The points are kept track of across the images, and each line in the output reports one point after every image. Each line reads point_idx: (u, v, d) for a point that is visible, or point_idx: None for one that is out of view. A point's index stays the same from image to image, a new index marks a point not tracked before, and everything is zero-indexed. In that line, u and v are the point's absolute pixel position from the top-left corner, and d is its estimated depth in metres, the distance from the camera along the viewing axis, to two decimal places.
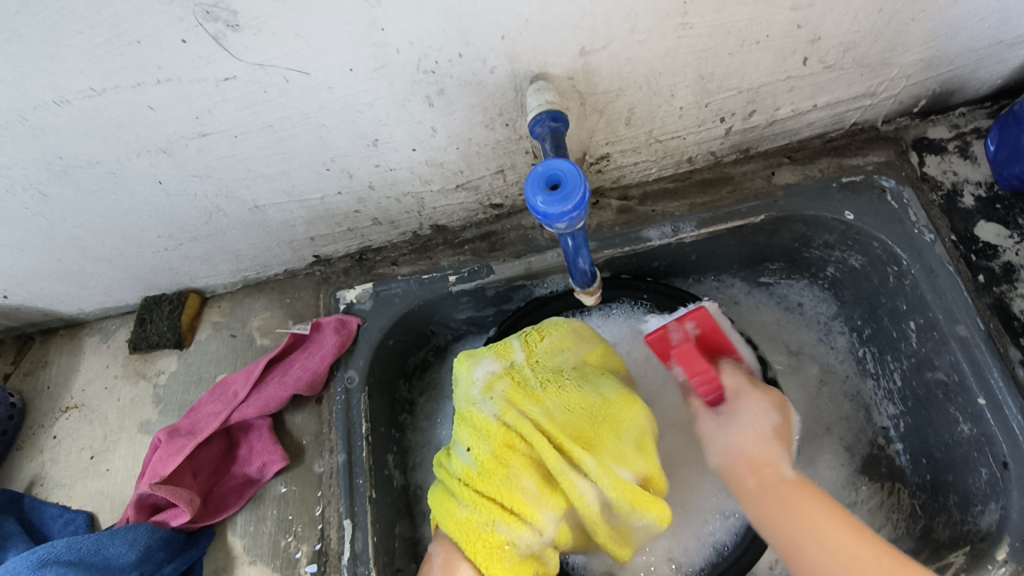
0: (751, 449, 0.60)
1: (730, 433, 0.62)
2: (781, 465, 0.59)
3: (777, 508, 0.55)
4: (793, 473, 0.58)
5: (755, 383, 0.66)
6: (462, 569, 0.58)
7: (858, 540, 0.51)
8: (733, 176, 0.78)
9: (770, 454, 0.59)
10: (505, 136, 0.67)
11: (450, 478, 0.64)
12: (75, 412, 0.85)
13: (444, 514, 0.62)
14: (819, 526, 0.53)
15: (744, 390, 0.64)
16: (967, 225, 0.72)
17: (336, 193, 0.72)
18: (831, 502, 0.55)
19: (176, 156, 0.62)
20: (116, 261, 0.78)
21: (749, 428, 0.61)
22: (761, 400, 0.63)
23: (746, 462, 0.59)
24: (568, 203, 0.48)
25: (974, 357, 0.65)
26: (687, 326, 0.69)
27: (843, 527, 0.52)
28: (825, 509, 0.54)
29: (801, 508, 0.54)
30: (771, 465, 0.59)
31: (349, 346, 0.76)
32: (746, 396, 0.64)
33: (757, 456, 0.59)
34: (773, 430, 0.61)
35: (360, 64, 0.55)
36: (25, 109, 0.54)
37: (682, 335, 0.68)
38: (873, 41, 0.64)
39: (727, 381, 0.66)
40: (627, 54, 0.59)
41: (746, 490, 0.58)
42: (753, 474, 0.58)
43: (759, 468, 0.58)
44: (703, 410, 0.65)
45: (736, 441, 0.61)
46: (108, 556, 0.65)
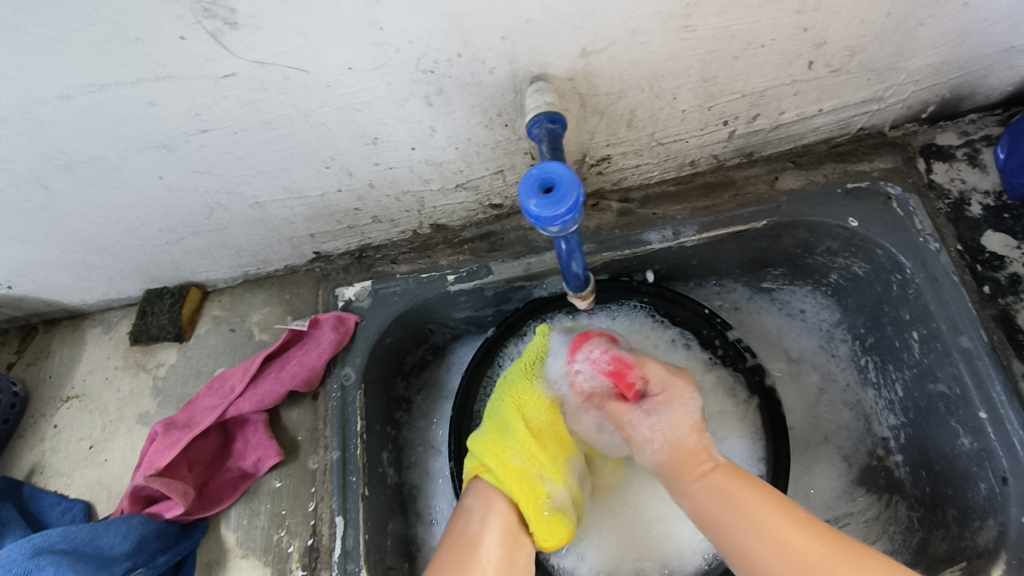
0: (685, 446, 0.60)
1: (660, 431, 0.61)
2: (714, 453, 0.60)
3: (720, 502, 0.56)
4: (725, 461, 0.59)
5: (669, 368, 0.66)
6: (501, 501, 0.62)
7: (788, 521, 0.53)
8: (736, 180, 0.77)
9: (700, 448, 0.60)
10: (505, 137, 0.67)
11: (505, 425, 0.68)
12: (76, 402, 0.86)
13: (492, 460, 0.65)
14: (759, 518, 0.53)
15: (670, 382, 0.63)
16: (973, 235, 0.71)
17: (336, 191, 0.72)
18: (760, 488, 0.56)
19: (177, 152, 0.63)
20: (119, 254, 0.79)
21: (679, 420, 0.61)
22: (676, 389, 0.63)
23: (681, 461, 0.59)
24: (561, 207, 0.48)
25: (976, 370, 0.64)
26: (593, 353, 0.67)
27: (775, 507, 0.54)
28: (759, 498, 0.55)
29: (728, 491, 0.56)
30: (703, 458, 0.59)
31: (346, 343, 0.77)
32: (668, 387, 0.63)
33: (690, 453, 0.60)
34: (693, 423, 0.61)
35: (358, 63, 0.55)
36: (26, 103, 0.54)
37: (596, 358, 0.67)
38: (881, 46, 0.63)
39: (649, 372, 0.64)
40: (628, 57, 0.59)
41: (688, 488, 0.58)
42: (690, 473, 0.59)
43: (693, 460, 0.59)
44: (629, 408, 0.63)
45: (665, 441, 0.61)
46: (101, 546, 0.66)
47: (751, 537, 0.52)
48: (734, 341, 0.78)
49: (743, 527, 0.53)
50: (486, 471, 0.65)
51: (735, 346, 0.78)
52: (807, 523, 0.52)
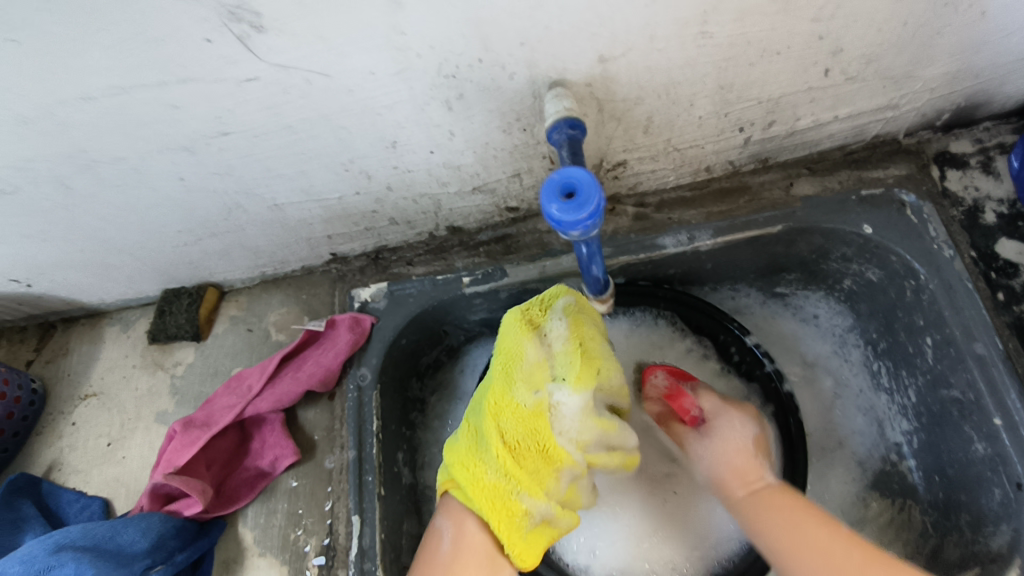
0: (737, 461, 0.63)
1: (711, 452, 0.64)
2: (765, 473, 0.61)
3: (764, 511, 0.57)
4: (776, 481, 0.60)
5: (728, 400, 0.69)
6: (472, 521, 0.60)
7: (824, 526, 0.53)
8: (751, 185, 0.78)
9: (753, 467, 0.62)
10: (523, 141, 0.67)
11: (479, 435, 0.63)
12: (94, 400, 0.87)
13: (464, 479, 0.62)
14: (797, 526, 0.54)
15: (722, 411, 0.66)
16: (987, 243, 0.71)
17: (355, 194, 0.73)
18: (805, 503, 0.57)
19: (199, 154, 0.64)
20: (137, 253, 0.80)
21: (731, 440, 0.64)
22: (736, 415, 0.66)
23: (733, 475, 0.62)
24: (582, 211, 0.48)
25: (990, 376, 0.64)
26: (657, 380, 0.74)
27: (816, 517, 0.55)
28: (802, 508, 0.56)
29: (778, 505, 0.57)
30: (756, 474, 0.61)
31: (363, 344, 0.77)
32: (724, 414, 0.66)
33: (742, 470, 0.62)
34: (752, 442, 0.64)
35: (381, 67, 0.55)
36: (54, 104, 0.55)
37: (663, 384, 0.72)
38: (896, 54, 0.64)
39: (704, 404, 0.68)
40: (646, 63, 0.59)
41: (734, 501, 0.61)
42: (741, 484, 0.61)
43: (746, 477, 0.61)
44: (687, 432, 0.67)
45: (716, 457, 0.64)
46: (121, 543, 0.66)
47: (787, 540, 0.54)
48: (752, 346, 0.78)
49: (780, 531, 0.55)
50: (460, 488, 0.63)
51: (751, 351, 0.78)
52: (842, 532, 0.53)
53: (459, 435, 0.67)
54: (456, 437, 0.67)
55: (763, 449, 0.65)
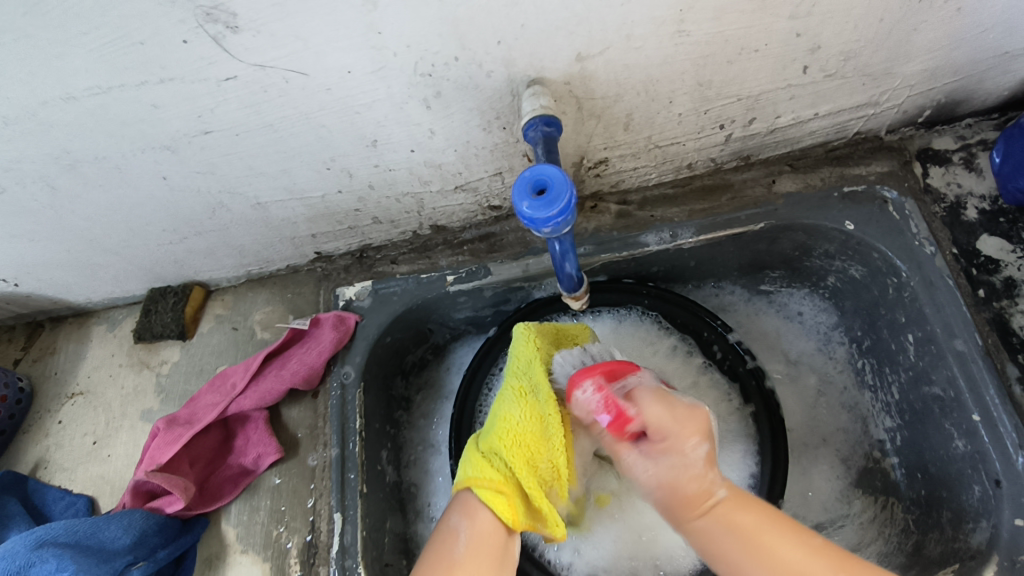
0: (688, 484, 0.54)
1: (659, 475, 0.55)
2: (716, 488, 0.54)
3: (734, 541, 0.51)
4: (726, 493, 0.54)
5: (678, 408, 0.57)
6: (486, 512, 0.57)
7: (805, 550, 0.50)
8: (733, 183, 0.78)
9: (705, 484, 0.54)
10: (503, 139, 0.68)
11: (545, 418, 0.63)
12: (80, 398, 0.87)
13: (519, 455, 0.60)
14: (774, 553, 0.50)
15: (672, 430, 0.56)
16: (969, 239, 0.71)
17: (337, 192, 0.73)
18: (774, 517, 0.52)
19: (180, 153, 0.64)
20: (123, 252, 0.80)
21: (681, 464, 0.55)
22: (688, 425, 0.56)
23: (682, 501, 0.54)
24: (553, 209, 0.48)
25: (970, 373, 0.64)
26: (582, 393, 0.58)
27: (794, 538, 0.51)
28: (769, 524, 0.52)
29: (747, 528, 0.52)
30: (708, 493, 0.54)
31: (347, 342, 0.78)
32: (675, 434, 0.56)
33: (691, 495, 0.54)
34: (708, 458, 0.55)
35: (358, 66, 0.56)
36: (33, 104, 0.55)
37: (593, 397, 0.58)
38: (875, 51, 0.64)
39: (649, 415, 0.57)
40: (623, 61, 0.60)
41: (693, 528, 0.54)
42: (693, 510, 0.54)
43: (696, 502, 0.54)
44: (625, 447, 0.58)
45: (666, 479, 0.55)
46: (103, 539, 0.67)
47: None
48: (734, 343, 0.78)
49: (759, 567, 0.50)
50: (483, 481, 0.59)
51: (735, 348, 0.78)
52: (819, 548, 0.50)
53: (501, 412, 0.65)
54: (509, 406, 0.64)
55: (714, 462, 0.56)
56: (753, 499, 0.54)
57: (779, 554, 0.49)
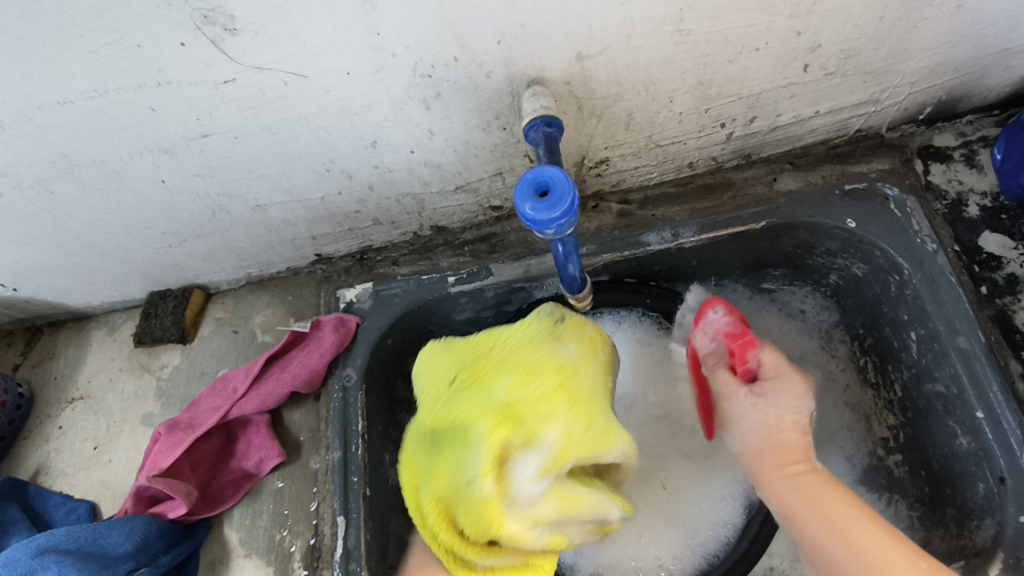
0: (779, 438, 0.59)
1: (758, 419, 0.60)
2: (808, 458, 0.58)
3: (809, 505, 0.54)
4: (819, 468, 0.57)
5: (792, 366, 0.64)
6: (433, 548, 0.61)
7: (884, 537, 0.50)
8: (734, 181, 0.78)
9: (800, 446, 0.58)
10: (503, 140, 0.67)
11: (451, 444, 0.53)
12: (80, 403, 0.87)
13: (432, 508, 0.52)
14: (849, 526, 0.51)
15: (785, 373, 0.62)
16: (971, 236, 0.71)
17: (337, 194, 0.73)
18: (851, 494, 0.54)
19: (178, 156, 0.63)
20: (122, 256, 0.79)
21: (778, 414, 0.60)
22: (795, 383, 0.61)
23: (774, 452, 0.58)
24: (556, 210, 0.48)
25: (973, 370, 0.64)
26: (711, 315, 0.69)
27: (871, 518, 0.52)
28: (850, 503, 0.53)
29: (829, 497, 0.54)
30: (798, 457, 0.58)
31: (348, 344, 0.77)
32: (784, 380, 0.62)
33: (783, 448, 0.58)
34: (806, 421, 0.60)
35: (357, 68, 0.55)
36: (30, 108, 0.55)
37: (720, 320, 0.68)
38: (875, 48, 0.64)
39: (765, 360, 0.63)
40: (623, 60, 0.59)
41: (771, 483, 0.57)
42: (781, 468, 0.57)
43: (785, 460, 0.58)
44: (733, 381, 0.63)
45: (761, 426, 0.60)
46: (105, 545, 0.66)
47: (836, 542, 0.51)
48: None
49: (831, 534, 0.51)
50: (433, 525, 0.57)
51: None
52: (899, 541, 0.50)
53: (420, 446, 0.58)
54: (416, 441, 0.58)
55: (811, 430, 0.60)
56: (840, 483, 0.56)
57: (852, 528, 0.51)
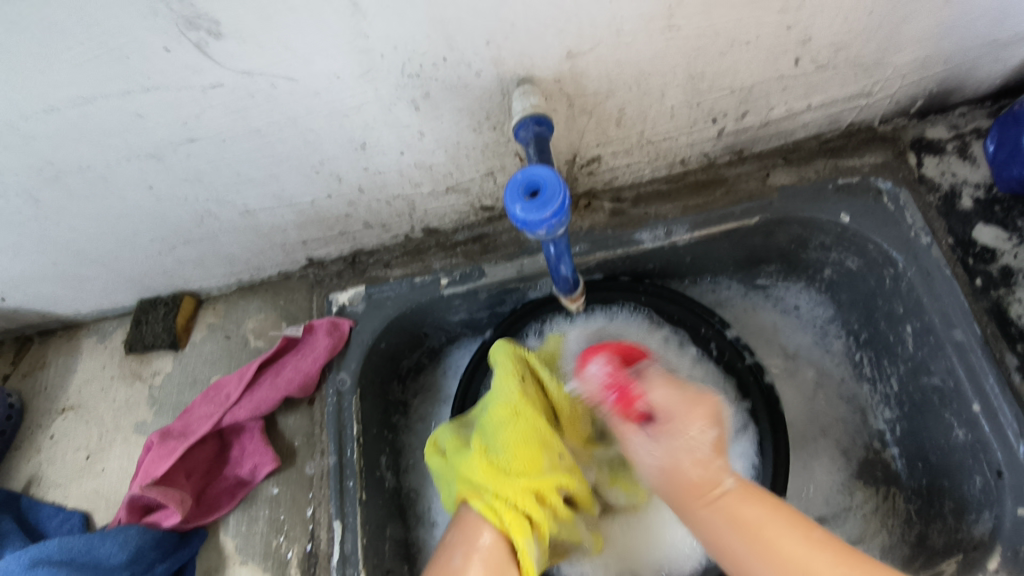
0: (692, 471, 0.55)
1: (658, 457, 0.56)
2: (723, 476, 0.54)
3: (732, 529, 0.51)
4: (735, 483, 0.54)
5: (688, 393, 0.58)
6: (490, 536, 0.57)
7: (806, 544, 0.49)
8: (728, 177, 0.77)
9: (711, 473, 0.54)
10: (494, 139, 0.67)
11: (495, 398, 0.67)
12: (72, 412, 0.86)
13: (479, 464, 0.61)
14: (771, 543, 0.49)
15: (676, 412, 0.56)
16: (964, 229, 0.71)
17: (326, 197, 0.72)
18: (776, 506, 0.52)
19: (165, 162, 0.63)
20: (111, 264, 0.79)
21: (682, 451, 0.55)
22: (693, 411, 0.56)
23: (682, 490, 0.55)
24: (546, 210, 0.47)
25: (969, 363, 0.63)
26: (592, 369, 0.62)
27: (801, 536, 0.50)
28: (774, 518, 0.51)
29: (750, 520, 0.51)
30: (714, 481, 0.54)
31: (340, 348, 0.76)
32: (680, 414, 0.56)
33: (693, 482, 0.54)
34: (711, 446, 0.55)
35: (344, 70, 0.55)
36: (15, 118, 0.54)
37: (601, 376, 0.61)
38: (867, 41, 0.63)
39: (655, 397, 0.58)
40: (613, 57, 0.59)
41: (693, 516, 0.54)
42: (697, 499, 0.54)
43: (700, 490, 0.54)
44: (630, 430, 0.59)
45: (664, 464, 0.56)
46: (98, 556, 0.66)
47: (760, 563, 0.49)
48: (731, 339, 0.78)
49: (753, 555, 0.50)
50: (477, 488, 0.59)
51: (732, 344, 0.78)
52: (827, 545, 0.49)
53: (495, 395, 0.68)
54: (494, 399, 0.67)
55: (723, 450, 0.56)
56: (759, 489, 0.54)
57: (784, 554, 0.49)
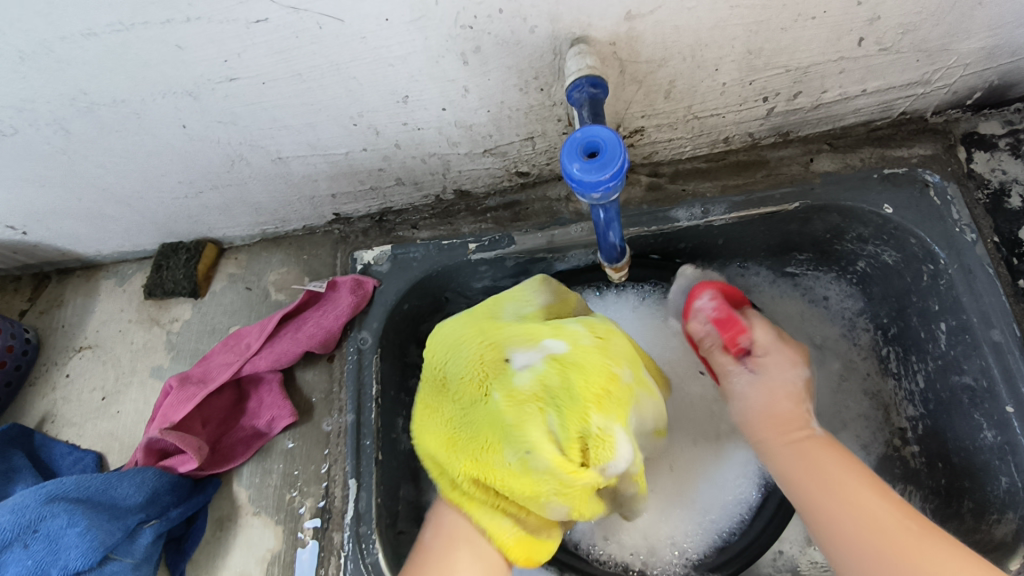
0: (776, 408, 0.64)
1: (756, 389, 0.65)
2: (809, 423, 0.63)
3: (813, 469, 0.59)
4: (819, 433, 0.62)
5: (782, 337, 0.68)
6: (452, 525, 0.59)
7: (880, 496, 0.55)
8: (769, 160, 0.76)
9: (797, 414, 0.64)
10: (539, 102, 0.65)
11: (456, 359, 0.61)
12: (88, 352, 0.85)
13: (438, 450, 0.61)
14: (850, 488, 0.56)
15: (775, 349, 0.67)
16: (1011, 227, 0.69)
17: (361, 150, 0.71)
18: (852, 460, 0.59)
19: (202, 101, 0.61)
20: (136, 204, 0.77)
21: (777, 386, 0.65)
22: (786, 356, 0.66)
23: (772, 423, 0.63)
24: (605, 171, 0.46)
25: (1007, 364, 0.63)
26: (701, 301, 0.71)
27: (873, 487, 0.56)
28: (847, 467, 0.58)
29: (827, 465, 0.58)
30: (798, 425, 0.63)
31: (364, 306, 0.75)
32: (777, 353, 0.66)
33: (784, 417, 0.63)
34: (796, 389, 0.65)
35: (396, 14, 0.52)
36: (50, 39, 0.52)
37: (709, 307, 0.70)
38: (935, 25, 0.61)
39: (758, 336, 0.67)
40: (674, 22, 0.56)
41: (773, 449, 0.63)
42: (782, 434, 0.63)
43: (786, 427, 0.63)
44: (732, 361, 0.67)
45: (760, 398, 0.65)
46: (115, 496, 0.66)
47: (839, 502, 0.55)
48: None
49: (830, 493, 0.56)
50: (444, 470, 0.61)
51: None
52: (898, 503, 0.55)
53: (459, 356, 0.61)
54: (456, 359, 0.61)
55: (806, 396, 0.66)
56: (838, 448, 0.61)
57: (857, 496, 0.55)
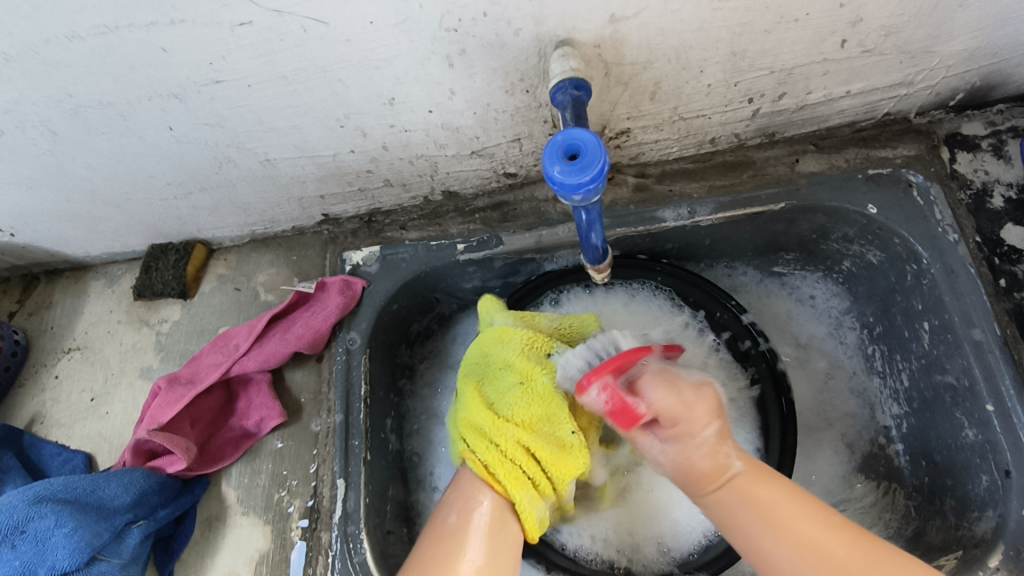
0: (702, 462, 0.55)
1: (670, 454, 0.57)
2: (729, 460, 0.55)
3: (749, 512, 0.53)
4: (742, 466, 0.55)
5: (685, 394, 0.56)
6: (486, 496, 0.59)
7: (822, 526, 0.50)
8: (755, 161, 0.76)
9: (717, 459, 0.55)
10: (525, 103, 0.65)
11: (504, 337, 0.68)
12: (77, 354, 0.85)
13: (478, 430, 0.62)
14: (792, 522, 0.51)
15: (683, 415, 0.56)
16: (992, 228, 0.70)
17: (349, 151, 0.71)
18: (794, 490, 0.53)
19: (188, 103, 0.61)
20: (124, 205, 0.77)
21: (699, 449, 0.55)
22: (698, 411, 0.56)
23: (689, 478, 0.56)
24: (585, 174, 0.47)
25: (987, 363, 0.63)
26: (591, 395, 0.56)
27: (815, 519, 0.51)
28: (781, 499, 0.52)
29: (762, 501, 0.53)
30: (722, 467, 0.55)
31: (352, 307, 0.76)
32: (687, 417, 0.56)
33: (703, 471, 0.55)
34: (717, 433, 0.56)
35: (380, 17, 0.53)
36: (34, 41, 0.52)
37: (602, 402, 0.56)
38: (917, 27, 0.61)
39: (657, 402, 0.56)
40: (657, 25, 0.57)
41: (704, 497, 0.56)
42: (710, 483, 0.55)
43: (710, 476, 0.55)
44: (643, 432, 0.58)
45: (676, 467, 0.57)
46: (104, 497, 0.66)
47: (775, 544, 0.50)
48: (746, 324, 0.78)
49: (766, 531, 0.51)
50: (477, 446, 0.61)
51: (746, 330, 0.78)
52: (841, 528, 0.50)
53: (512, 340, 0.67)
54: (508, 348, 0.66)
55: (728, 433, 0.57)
56: (770, 473, 0.55)
57: (800, 533, 0.50)
